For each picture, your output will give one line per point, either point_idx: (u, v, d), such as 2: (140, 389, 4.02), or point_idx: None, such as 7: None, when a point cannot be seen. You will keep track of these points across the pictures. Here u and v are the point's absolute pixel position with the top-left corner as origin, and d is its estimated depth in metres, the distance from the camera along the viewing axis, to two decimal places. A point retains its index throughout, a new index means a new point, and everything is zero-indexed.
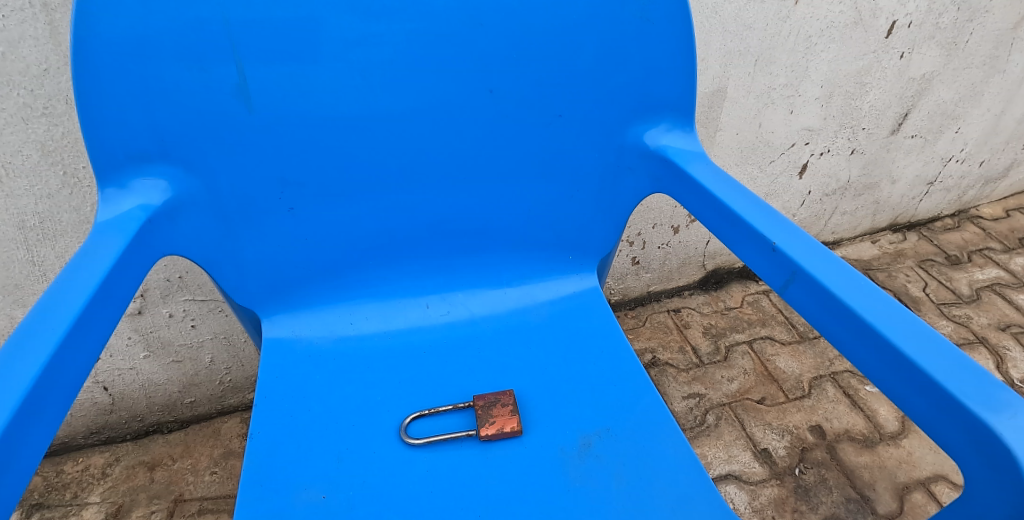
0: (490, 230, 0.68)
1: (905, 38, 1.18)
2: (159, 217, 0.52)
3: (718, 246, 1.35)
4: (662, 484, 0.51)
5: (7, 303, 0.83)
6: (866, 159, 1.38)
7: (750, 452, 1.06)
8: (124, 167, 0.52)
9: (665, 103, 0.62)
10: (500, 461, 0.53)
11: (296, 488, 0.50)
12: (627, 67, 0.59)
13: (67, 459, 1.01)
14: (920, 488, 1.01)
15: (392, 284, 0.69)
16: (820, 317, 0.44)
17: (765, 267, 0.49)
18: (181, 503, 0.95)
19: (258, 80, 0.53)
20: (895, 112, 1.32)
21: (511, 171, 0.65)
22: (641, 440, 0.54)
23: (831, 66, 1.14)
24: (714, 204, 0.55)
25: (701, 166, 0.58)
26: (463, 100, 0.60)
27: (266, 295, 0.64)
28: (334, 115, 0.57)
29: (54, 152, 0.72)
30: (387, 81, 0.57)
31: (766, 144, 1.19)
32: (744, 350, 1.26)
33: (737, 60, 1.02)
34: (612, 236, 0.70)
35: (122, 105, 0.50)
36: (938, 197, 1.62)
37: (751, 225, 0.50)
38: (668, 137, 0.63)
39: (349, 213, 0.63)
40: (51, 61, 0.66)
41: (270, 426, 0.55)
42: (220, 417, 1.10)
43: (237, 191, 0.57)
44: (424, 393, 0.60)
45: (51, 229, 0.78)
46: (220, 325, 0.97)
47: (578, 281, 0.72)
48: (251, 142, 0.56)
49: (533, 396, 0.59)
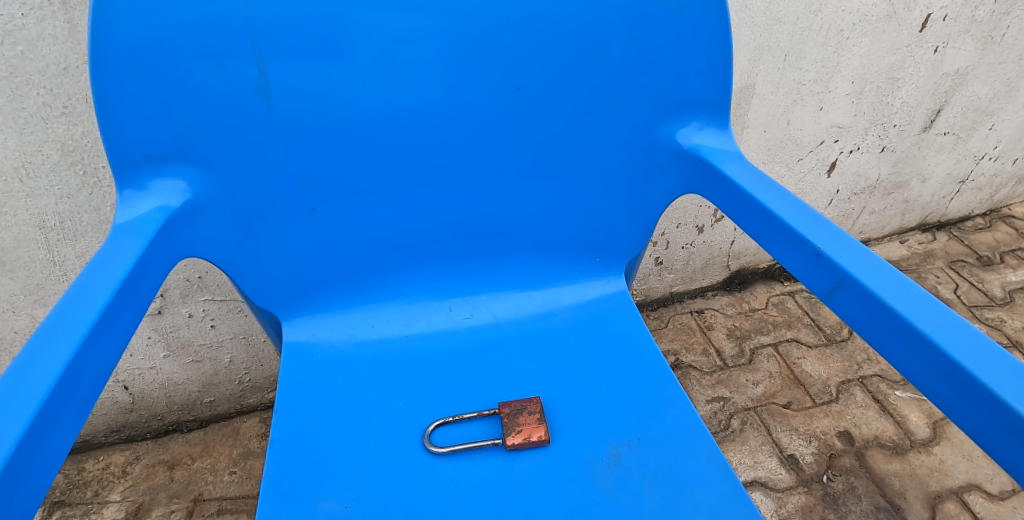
0: (513, 230, 0.66)
1: (939, 31, 1.14)
2: (177, 219, 0.51)
3: (743, 246, 1.32)
4: (696, 498, 0.48)
5: (29, 303, 0.83)
6: (897, 157, 1.33)
7: (777, 458, 1.04)
8: (142, 168, 0.51)
9: (700, 101, 0.59)
10: (527, 472, 0.52)
11: (317, 497, 0.49)
12: (659, 63, 0.57)
13: (88, 457, 1.02)
14: (953, 497, 0.98)
15: (414, 286, 0.67)
16: (868, 326, 0.42)
17: (808, 273, 0.47)
18: (201, 502, 0.95)
19: (280, 79, 0.52)
20: (927, 109, 1.27)
21: (536, 170, 0.63)
22: (673, 450, 0.52)
23: (864, 61, 1.10)
24: (753, 206, 0.52)
25: (736, 166, 0.56)
26: (488, 98, 0.58)
27: (286, 297, 0.63)
28: (357, 115, 0.56)
29: (74, 151, 0.71)
30: (411, 79, 0.55)
31: (793, 142, 1.16)
32: (770, 353, 1.22)
33: (766, 55, 0.99)
34: (641, 237, 0.67)
35: (140, 104, 0.49)
36: (970, 196, 1.57)
37: (792, 227, 0.47)
38: (701, 136, 0.60)
39: (371, 214, 0.61)
40: (71, 60, 0.65)
41: (291, 433, 0.54)
42: (240, 417, 1.10)
43: (256, 191, 0.56)
44: (449, 400, 0.58)
45: (71, 229, 0.78)
46: (239, 325, 0.97)
47: (606, 284, 0.70)
48: (270, 141, 0.54)
49: (558, 404, 0.57)
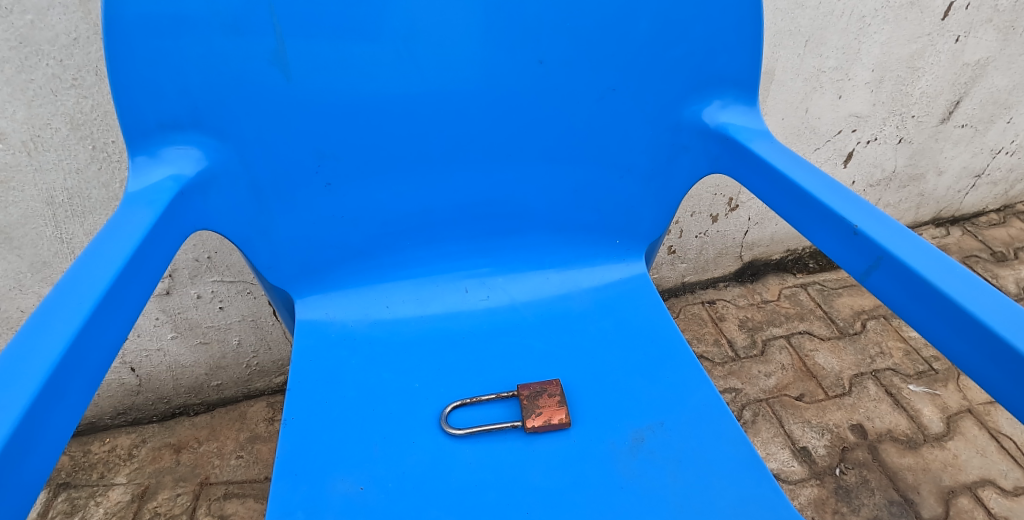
0: (531, 210, 0.65)
1: (961, 20, 1.12)
2: (191, 190, 0.50)
3: (756, 237, 1.31)
4: (722, 483, 0.47)
5: (36, 281, 0.82)
6: (913, 148, 1.31)
7: (789, 451, 1.03)
8: (154, 136, 0.50)
9: (729, 78, 0.57)
10: (547, 455, 0.51)
11: (332, 478, 0.48)
12: (688, 37, 0.55)
13: (94, 439, 1.01)
14: (967, 493, 0.97)
15: (429, 266, 0.66)
16: (907, 306, 0.40)
17: (844, 252, 0.45)
18: (207, 486, 0.94)
19: (297, 48, 0.50)
20: (946, 100, 1.25)
21: (557, 148, 0.61)
22: (697, 435, 0.51)
23: (884, 49, 1.08)
24: (784, 184, 0.50)
25: (765, 144, 0.54)
26: (510, 72, 0.56)
27: (299, 275, 0.61)
28: (374, 87, 0.54)
29: (83, 125, 0.70)
30: (432, 51, 0.54)
31: (811, 131, 1.14)
32: (782, 344, 1.21)
33: (787, 40, 0.98)
34: (662, 220, 0.65)
35: (153, 69, 0.47)
36: (984, 191, 1.55)
37: (826, 205, 0.46)
38: (727, 114, 0.58)
39: (386, 191, 0.60)
40: (81, 31, 0.64)
41: (305, 412, 0.53)
42: (246, 401, 1.08)
43: (271, 164, 0.55)
44: (466, 381, 0.57)
45: (79, 206, 0.76)
46: (248, 307, 0.96)
47: (625, 268, 0.68)
48: (286, 112, 0.53)
49: (578, 387, 0.56)
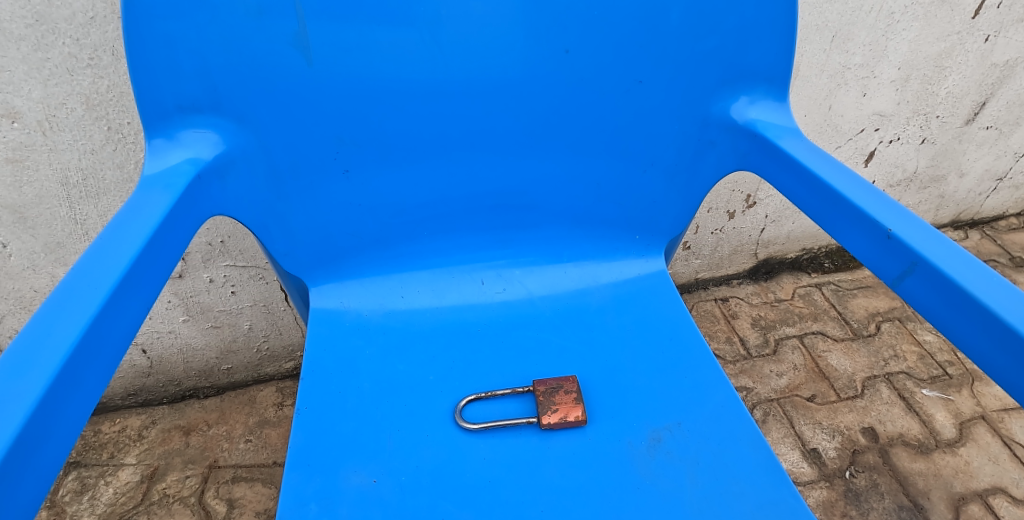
0: (549, 203, 0.64)
1: (992, 19, 1.09)
2: (208, 174, 0.49)
3: (772, 234, 1.29)
4: (740, 488, 0.46)
5: (49, 261, 0.82)
6: (936, 149, 1.29)
7: (799, 452, 1.02)
8: (172, 118, 0.49)
9: (760, 74, 0.55)
10: (563, 452, 0.50)
11: (346, 470, 0.48)
12: (721, 29, 0.53)
13: (104, 419, 1.01)
14: (977, 500, 0.95)
15: (446, 256, 0.65)
16: (941, 313, 0.39)
17: (876, 256, 0.44)
18: (215, 469, 0.95)
19: (319, 32, 0.49)
20: (972, 101, 1.22)
21: (579, 140, 0.60)
22: (716, 438, 0.50)
23: (912, 46, 1.06)
24: (814, 184, 0.49)
25: (796, 142, 0.52)
26: (534, 62, 0.55)
27: (315, 262, 0.61)
28: (397, 75, 0.53)
29: (99, 106, 0.69)
30: (456, 38, 0.53)
31: (833, 128, 1.12)
32: (794, 344, 1.20)
33: (813, 35, 0.96)
34: (684, 216, 0.64)
35: (173, 50, 0.46)
36: (1006, 195, 1.52)
37: (858, 206, 0.45)
38: (756, 110, 0.56)
39: (405, 180, 0.59)
40: (98, 9, 0.63)
41: (319, 402, 0.52)
42: (256, 385, 1.09)
43: (290, 149, 0.54)
44: (481, 376, 0.57)
45: (94, 187, 0.76)
46: (260, 292, 0.95)
47: (644, 264, 0.67)
48: (306, 97, 0.52)
49: (594, 384, 0.55)
